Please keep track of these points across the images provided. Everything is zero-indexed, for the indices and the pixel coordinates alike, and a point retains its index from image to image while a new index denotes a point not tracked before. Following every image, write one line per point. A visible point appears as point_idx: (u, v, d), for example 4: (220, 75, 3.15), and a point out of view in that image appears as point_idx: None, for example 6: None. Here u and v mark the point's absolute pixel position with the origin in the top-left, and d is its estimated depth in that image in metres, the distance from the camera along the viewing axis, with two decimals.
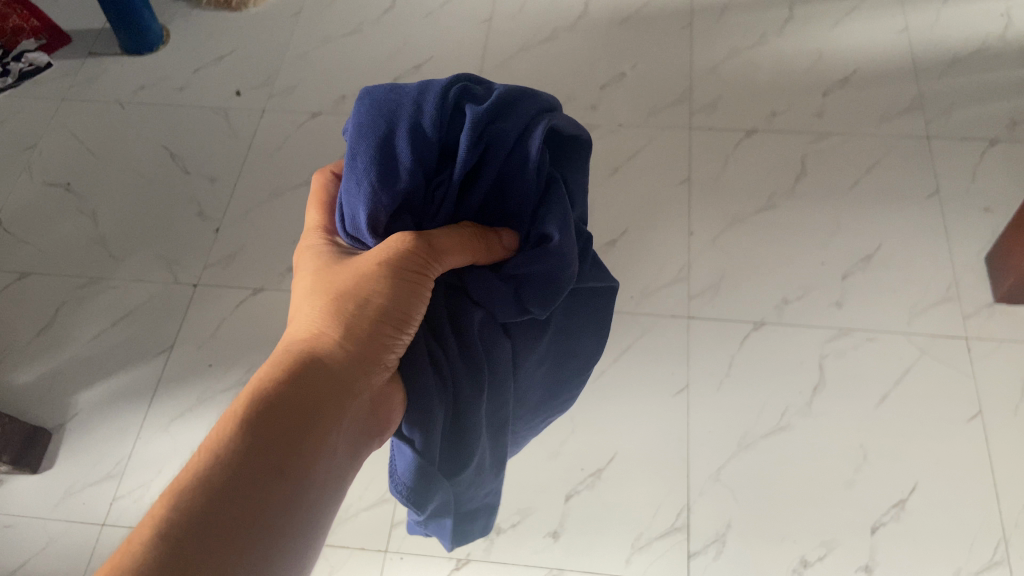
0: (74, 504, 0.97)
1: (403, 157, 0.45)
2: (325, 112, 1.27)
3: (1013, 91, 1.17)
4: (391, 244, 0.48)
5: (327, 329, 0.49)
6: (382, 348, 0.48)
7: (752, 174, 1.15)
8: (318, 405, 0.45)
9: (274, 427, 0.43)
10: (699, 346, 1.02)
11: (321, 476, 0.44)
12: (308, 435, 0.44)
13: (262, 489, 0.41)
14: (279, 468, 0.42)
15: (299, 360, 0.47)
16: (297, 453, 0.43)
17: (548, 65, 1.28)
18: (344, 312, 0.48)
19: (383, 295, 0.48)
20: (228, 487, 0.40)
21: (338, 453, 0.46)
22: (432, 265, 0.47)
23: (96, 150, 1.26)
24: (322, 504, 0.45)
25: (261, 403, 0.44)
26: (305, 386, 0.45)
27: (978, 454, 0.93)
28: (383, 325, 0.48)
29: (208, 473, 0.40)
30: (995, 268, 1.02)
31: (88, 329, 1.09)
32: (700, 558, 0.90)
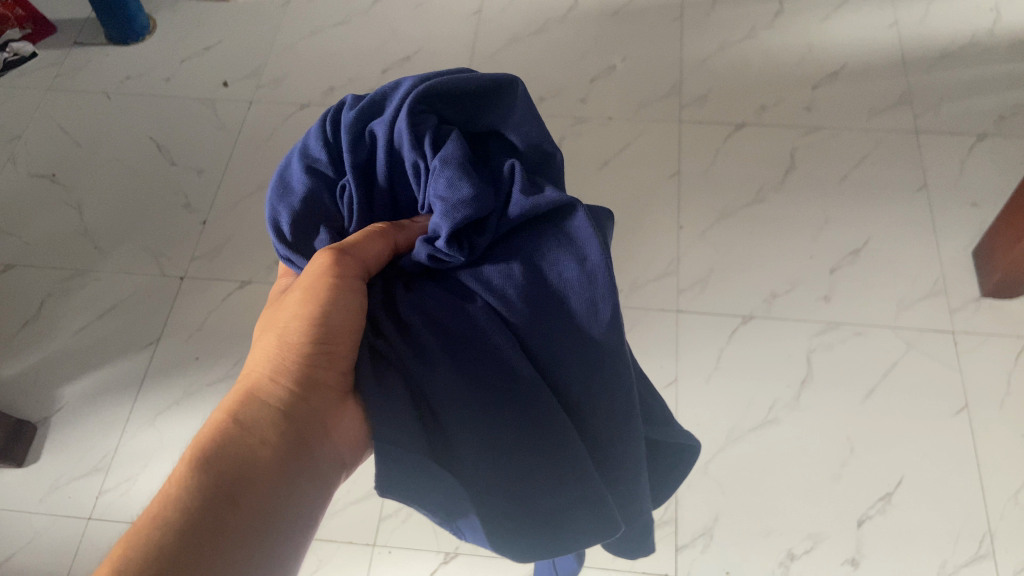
0: (59, 498, 0.96)
1: (301, 182, 0.57)
2: (313, 104, 1.26)
3: (1001, 86, 1.17)
4: (313, 266, 0.51)
5: (263, 367, 0.51)
6: (317, 370, 0.50)
7: (741, 168, 1.15)
8: (264, 435, 0.48)
9: (222, 461, 0.45)
10: (687, 340, 1.03)
11: (282, 495, 0.47)
12: (258, 461, 0.46)
13: (219, 517, 0.43)
14: (232, 497, 0.44)
15: (241, 401, 0.49)
16: (249, 480, 0.45)
17: (538, 58, 1.28)
18: (278, 348, 0.51)
19: (307, 316, 0.50)
20: (187, 520, 0.42)
21: (300, 474, 0.48)
22: (348, 262, 0.51)
23: (81, 142, 1.24)
24: (292, 521, 0.47)
25: (206, 443, 0.46)
26: (248, 422, 0.48)
27: (962, 447, 0.93)
28: (314, 347, 0.50)
29: (164, 514, 0.43)
30: (983, 262, 1.02)
31: (73, 322, 1.09)
32: (687, 551, 0.91)
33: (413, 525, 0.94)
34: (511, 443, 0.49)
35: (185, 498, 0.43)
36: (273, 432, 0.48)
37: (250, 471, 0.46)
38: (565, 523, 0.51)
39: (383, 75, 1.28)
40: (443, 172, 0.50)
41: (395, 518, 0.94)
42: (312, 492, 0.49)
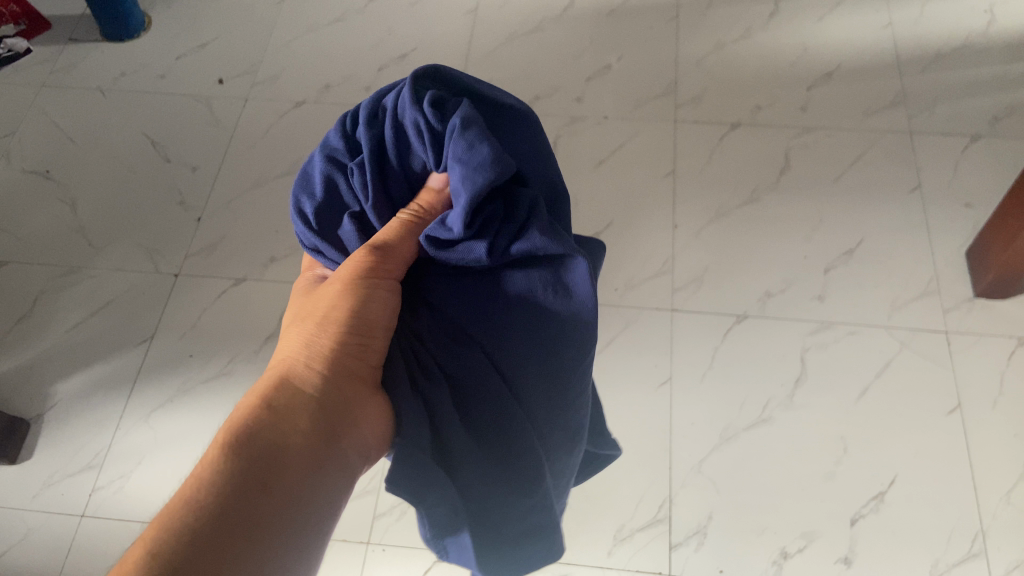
0: (52, 496, 0.96)
1: (321, 169, 0.54)
2: (308, 101, 1.25)
3: (995, 87, 1.18)
4: (349, 262, 0.50)
5: (299, 353, 0.49)
6: (351, 360, 0.48)
7: (736, 168, 1.15)
8: (297, 424, 0.45)
9: (255, 443, 0.43)
10: (681, 340, 1.03)
11: (315, 490, 0.44)
12: (291, 452, 0.44)
13: (249, 512, 0.41)
14: (265, 483, 0.42)
15: (274, 386, 0.47)
16: (283, 466, 0.43)
17: (533, 56, 1.28)
18: (315, 334, 0.49)
19: (344, 307, 0.49)
20: (217, 512, 0.40)
21: (334, 469, 0.45)
22: (383, 263, 0.50)
23: (76, 138, 1.24)
24: (321, 519, 0.44)
25: (240, 425, 0.44)
26: (282, 408, 0.45)
27: (955, 446, 0.94)
28: (348, 337, 0.49)
29: (194, 503, 0.40)
30: (976, 263, 1.03)
31: (67, 319, 1.08)
32: (681, 549, 0.91)
33: (406, 523, 0.94)
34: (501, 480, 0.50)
35: (218, 479, 0.41)
36: (307, 418, 0.46)
37: (283, 457, 0.43)
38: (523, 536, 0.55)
39: (378, 72, 1.28)
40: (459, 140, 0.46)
41: (388, 517, 0.94)
42: (340, 486, 0.46)
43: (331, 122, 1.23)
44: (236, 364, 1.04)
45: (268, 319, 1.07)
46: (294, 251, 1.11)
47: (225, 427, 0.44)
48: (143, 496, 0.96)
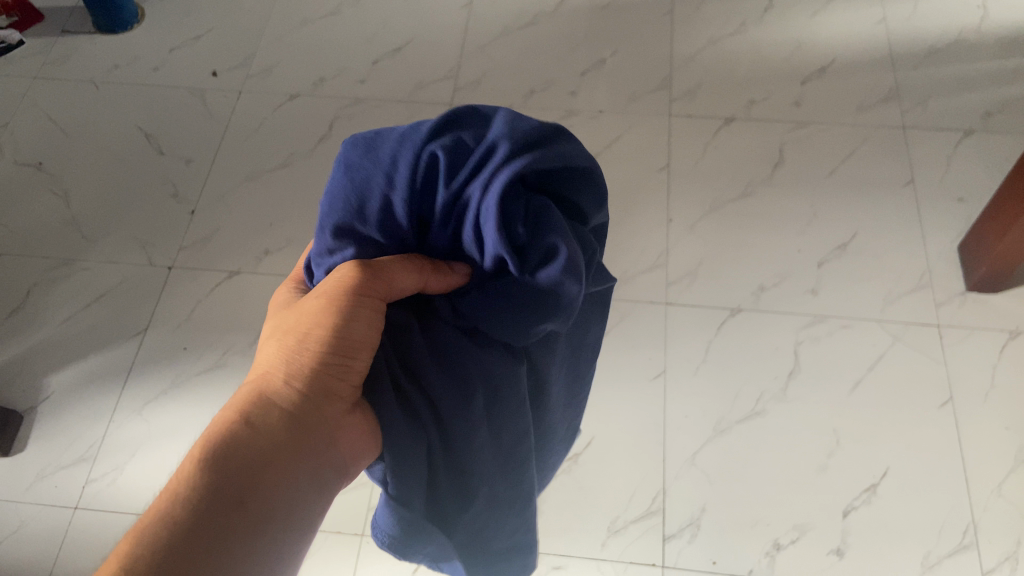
0: (45, 488, 0.96)
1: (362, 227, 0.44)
2: (303, 94, 1.25)
3: (987, 82, 1.18)
4: (333, 274, 0.45)
5: (279, 367, 0.47)
6: (333, 381, 0.46)
7: (730, 162, 1.15)
8: (272, 440, 0.43)
9: (230, 463, 0.42)
10: (676, 332, 1.03)
11: (289, 506, 0.43)
12: (265, 470, 0.42)
13: (221, 528, 0.40)
14: (237, 502, 0.41)
15: (252, 401, 0.45)
16: (258, 486, 0.42)
17: (528, 50, 1.28)
18: (294, 348, 0.46)
19: (324, 325, 0.45)
20: (189, 528, 0.39)
21: (308, 486, 0.45)
22: (375, 283, 0.44)
23: (70, 130, 1.24)
24: (295, 534, 0.43)
25: (213, 442, 0.42)
26: (258, 427, 0.44)
27: (947, 439, 0.94)
28: (330, 356, 0.45)
29: (166, 518, 0.39)
30: (968, 257, 1.03)
31: (61, 311, 1.08)
32: (675, 541, 0.91)
33: None
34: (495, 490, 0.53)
35: (188, 500, 0.40)
36: (286, 437, 0.44)
37: (257, 475, 0.42)
38: (497, 536, 0.58)
39: (373, 66, 1.28)
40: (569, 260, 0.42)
41: None
42: (313, 504, 0.45)
43: (326, 115, 1.23)
44: (230, 357, 1.03)
45: (262, 311, 1.06)
46: (289, 245, 1.11)
47: (200, 442, 0.42)
48: (137, 488, 0.95)
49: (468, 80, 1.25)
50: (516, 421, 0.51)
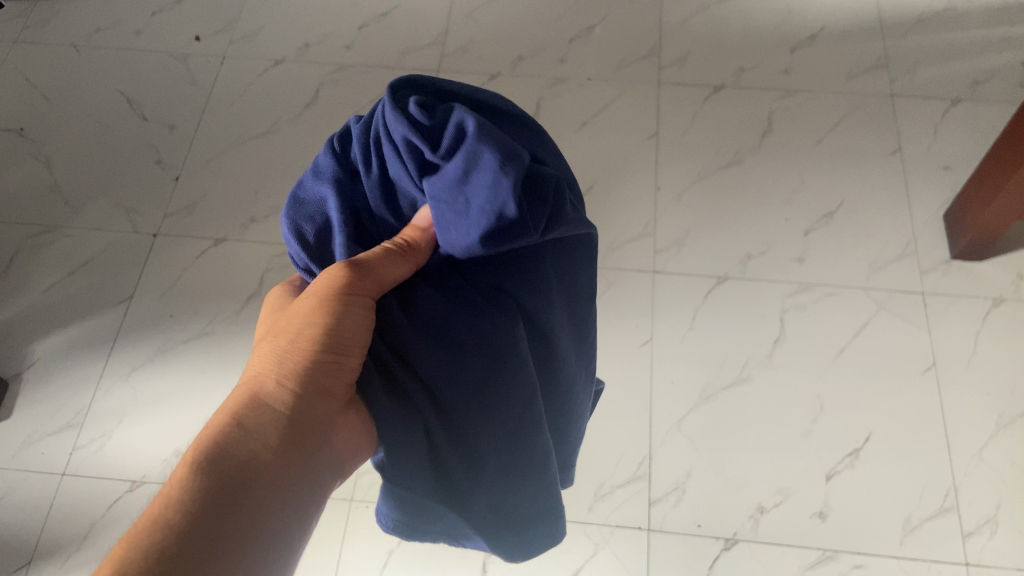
0: (32, 454, 0.96)
1: (318, 191, 0.49)
2: (288, 60, 1.24)
3: (976, 50, 1.18)
4: (325, 275, 0.45)
5: (272, 368, 0.45)
6: (327, 379, 0.44)
7: (719, 131, 1.15)
8: (266, 443, 0.42)
9: (222, 466, 0.41)
10: (663, 301, 1.03)
11: (286, 508, 0.42)
12: (261, 473, 0.42)
13: (216, 533, 0.39)
14: (229, 506, 0.40)
15: (245, 403, 0.44)
16: (251, 490, 0.41)
17: (517, 16, 1.26)
18: (287, 350, 0.45)
19: (317, 324, 0.45)
20: (185, 532, 0.39)
21: (304, 487, 0.44)
22: (362, 280, 0.45)
23: (50, 96, 1.22)
24: (293, 536, 0.43)
25: (207, 445, 0.41)
26: (252, 431, 0.43)
27: (930, 404, 0.95)
28: (321, 355, 0.44)
29: (163, 522, 0.39)
30: (954, 225, 1.04)
31: (44, 278, 1.07)
32: (660, 505, 0.92)
33: None
34: (516, 467, 0.50)
35: (177, 504, 0.39)
36: (279, 439, 0.43)
37: (254, 475, 0.41)
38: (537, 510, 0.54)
39: (359, 31, 1.26)
40: (476, 136, 0.41)
41: (371, 473, 0.95)
42: (313, 503, 0.45)
43: (311, 81, 1.21)
44: (216, 325, 1.03)
45: (248, 279, 1.06)
46: (275, 212, 1.11)
47: (192, 447, 0.41)
48: (124, 454, 0.95)
49: (456, 46, 1.24)
50: (523, 382, 0.47)
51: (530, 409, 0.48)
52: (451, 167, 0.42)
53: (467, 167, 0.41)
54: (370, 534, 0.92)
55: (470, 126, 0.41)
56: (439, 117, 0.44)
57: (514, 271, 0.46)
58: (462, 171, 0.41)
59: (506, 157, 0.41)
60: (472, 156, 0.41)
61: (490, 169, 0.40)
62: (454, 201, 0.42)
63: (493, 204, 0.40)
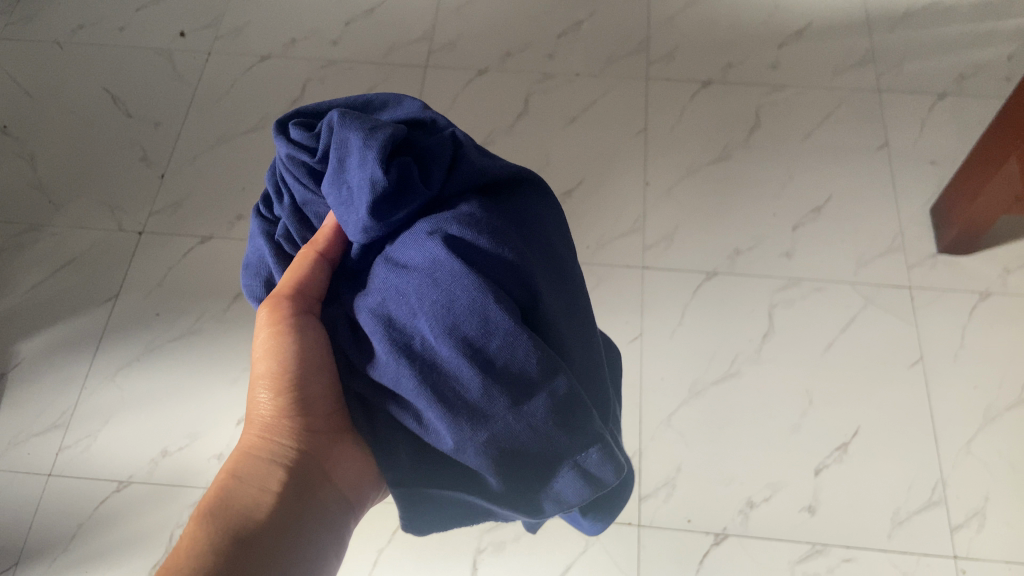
0: (17, 455, 0.95)
1: (257, 250, 0.58)
2: (275, 56, 1.23)
3: (962, 45, 1.19)
4: (263, 322, 0.54)
5: (257, 423, 0.55)
6: (301, 417, 0.54)
7: (706, 126, 1.15)
8: (268, 483, 0.52)
9: (234, 507, 0.51)
10: (652, 296, 1.03)
11: (299, 527, 0.51)
12: (268, 504, 0.51)
13: (236, 556, 0.48)
14: (240, 539, 0.49)
15: (243, 456, 0.54)
16: (261, 518, 0.50)
17: (505, 11, 1.26)
18: (265, 404, 0.55)
19: (272, 371, 0.54)
20: (209, 558, 0.48)
21: (314, 512, 0.53)
22: (285, 306, 0.53)
23: (34, 93, 1.21)
24: (313, 552, 0.51)
25: (220, 495, 0.52)
26: (253, 474, 0.53)
27: (917, 397, 0.96)
28: (286, 396, 0.54)
29: (190, 556, 0.48)
30: (941, 219, 1.04)
31: (28, 278, 1.06)
32: (651, 500, 0.92)
33: None
34: (542, 414, 0.46)
35: (199, 547, 0.48)
36: (274, 480, 0.52)
37: (262, 507, 0.51)
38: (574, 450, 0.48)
39: (346, 27, 1.25)
40: (343, 124, 0.49)
41: None
42: (327, 526, 0.54)
43: (298, 77, 1.21)
44: (204, 323, 1.02)
45: (236, 276, 1.05)
46: None
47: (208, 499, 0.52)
48: (111, 454, 0.95)
49: (443, 42, 1.23)
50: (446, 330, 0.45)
51: (505, 336, 0.45)
52: (332, 157, 0.49)
53: (340, 157, 0.49)
54: (361, 532, 0.92)
55: (336, 118, 0.49)
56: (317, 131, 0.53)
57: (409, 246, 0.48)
58: (341, 156, 0.49)
59: (370, 129, 0.48)
60: (344, 140, 0.48)
61: (359, 144, 0.47)
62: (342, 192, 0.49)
63: (365, 172, 0.47)
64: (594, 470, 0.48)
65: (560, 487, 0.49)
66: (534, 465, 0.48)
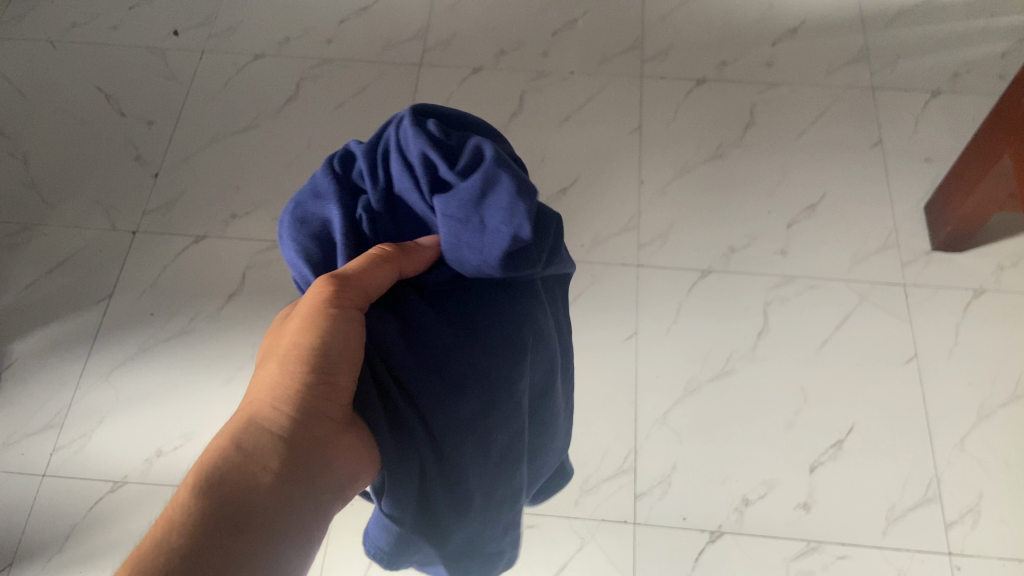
0: (10, 456, 0.94)
1: (321, 213, 0.49)
2: (269, 54, 1.23)
3: (956, 42, 1.19)
4: (311, 291, 0.45)
5: (269, 388, 0.44)
6: (319, 400, 0.43)
7: (701, 124, 1.15)
8: (264, 467, 0.41)
9: (217, 493, 0.39)
10: (647, 294, 1.03)
11: (285, 535, 0.40)
12: (259, 497, 0.39)
13: (210, 553, 0.37)
14: (233, 527, 0.38)
15: (243, 427, 0.42)
16: (250, 513, 0.39)
17: (499, 9, 1.26)
18: (282, 369, 0.44)
19: (303, 339, 0.44)
20: (181, 549, 0.36)
21: (305, 518, 0.41)
22: (345, 290, 0.44)
23: (26, 92, 1.20)
24: (286, 573, 0.39)
25: (204, 472, 0.39)
26: (248, 457, 0.41)
27: (912, 394, 0.96)
28: (311, 372, 0.43)
29: (159, 544, 0.36)
30: (935, 216, 1.04)
31: (21, 277, 1.06)
32: (646, 498, 0.92)
33: None
34: (504, 501, 0.51)
35: (174, 528, 0.37)
36: (269, 467, 0.41)
37: (252, 502, 0.39)
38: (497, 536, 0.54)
39: (340, 25, 1.25)
40: (500, 163, 0.44)
41: None
42: (312, 537, 0.42)
43: (292, 76, 1.21)
44: (198, 322, 1.02)
45: (230, 276, 1.05)
46: (256, 208, 1.10)
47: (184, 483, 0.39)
48: (105, 454, 0.94)
49: (437, 40, 1.23)
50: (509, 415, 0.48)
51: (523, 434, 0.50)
52: (461, 188, 0.44)
53: (484, 187, 0.44)
54: (355, 532, 0.92)
55: (490, 152, 0.45)
56: (447, 137, 0.47)
57: (497, 305, 0.48)
58: (476, 190, 0.44)
59: (523, 185, 0.44)
60: (492, 178, 0.44)
61: (506, 194, 0.43)
62: (468, 221, 0.44)
63: (502, 226, 0.43)
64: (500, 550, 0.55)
65: (476, 556, 0.54)
66: (478, 539, 0.52)
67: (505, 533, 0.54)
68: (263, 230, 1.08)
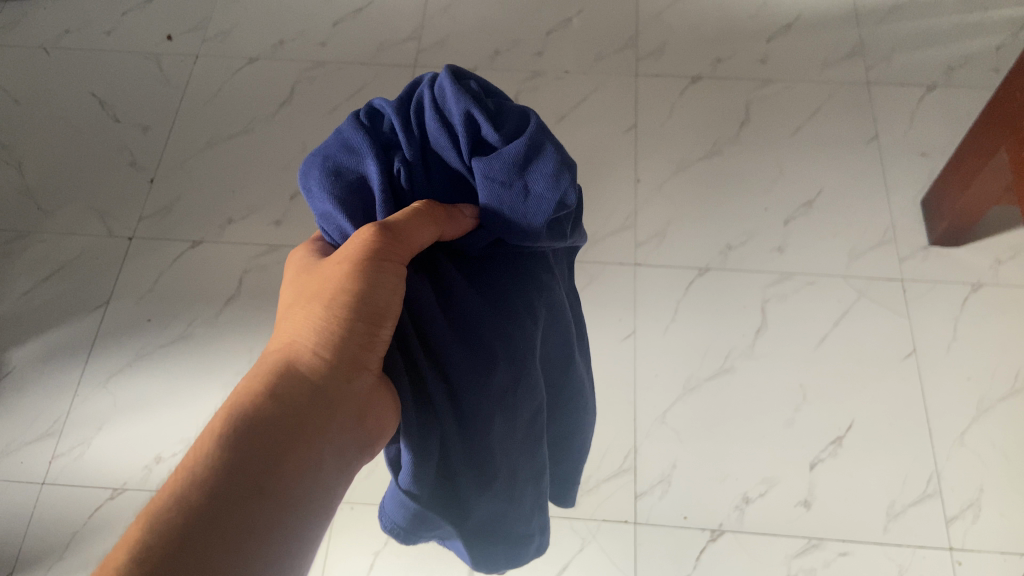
0: (10, 465, 0.94)
1: (358, 169, 0.44)
2: (262, 58, 1.22)
3: (950, 36, 1.19)
4: (355, 238, 0.41)
5: (304, 336, 0.41)
6: (360, 350, 0.41)
7: (697, 122, 1.15)
8: (299, 420, 0.38)
9: (250, 444, 0.36)
10: (644, 293, 1.03)
11: (315, 491, 0.38)
12: (295, 452, 0.37)
13: (244, 510, 0.35)
14: (260, 484, 0.36)
15: (277, 372, 0.40)
16: (283, 468, 0.37)
17: (493, 9, 1.25)
18: (320, 316, 0.41)
19: (348, 289, 0.41)
20: (211, 503, 0.34)
21: (334, 472, 0.39)
22: (395, 244, 0.41)
23: (20, 99, 1.20)
24: (312, 533, 0.37)
25: (235, 422, 0.37)
26: (284, 407, 0.38)
27: (912, 388, 0.96)
28: (354, 323, 0.40)
29: (185, 499, 0.34)
30: (931, 210, 1.04)
31: (18, 285, 1.05)
32: (647, 497, 0.92)
33: (374, 479, 0.94)
34: (524, 476, 0.51)
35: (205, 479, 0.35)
36: (305, 420, 0.38)
37: (285, 458, 0.37)
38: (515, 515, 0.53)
39: (334, 27, 1.25)
40: (543, 133, 0.43)
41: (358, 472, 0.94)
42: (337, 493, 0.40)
43: (287, 79, 1.20)
44: (196, 327, 1.02)
45: (227, 280, 1.05)
46: (253, 212, 1.10)
47: (214, 432, 0.36)
48: (104, 462, 0.94)
49: (432, 41, 1.23)
50: (532, 386, 0.47)
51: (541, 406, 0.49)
52: (508, 151, 0.41)
53: (529, 153, 0.42)
54: (356, 534, 0.92)
55: (535, 122, 0.43)
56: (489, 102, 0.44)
57: (518, 274, 0.48)
58: (524, 157, 0.42)
59: (565, 159, 0.44)
60: (539, 148, 0.42)
61: (553, 164, 0.42)
62: (511, 186, 0.42)
63: (552, 193, 0.43)
64: (517, 530, 0.55)
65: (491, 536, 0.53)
66: (496, 517, 0.52)
67: (532, 516, 0.55)
68: (259, 234, 1.08)
